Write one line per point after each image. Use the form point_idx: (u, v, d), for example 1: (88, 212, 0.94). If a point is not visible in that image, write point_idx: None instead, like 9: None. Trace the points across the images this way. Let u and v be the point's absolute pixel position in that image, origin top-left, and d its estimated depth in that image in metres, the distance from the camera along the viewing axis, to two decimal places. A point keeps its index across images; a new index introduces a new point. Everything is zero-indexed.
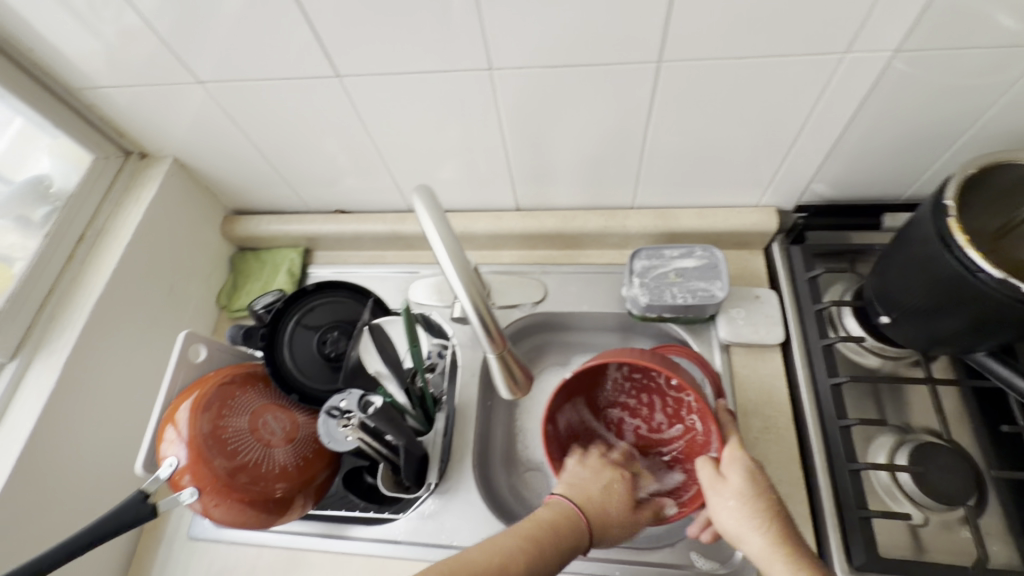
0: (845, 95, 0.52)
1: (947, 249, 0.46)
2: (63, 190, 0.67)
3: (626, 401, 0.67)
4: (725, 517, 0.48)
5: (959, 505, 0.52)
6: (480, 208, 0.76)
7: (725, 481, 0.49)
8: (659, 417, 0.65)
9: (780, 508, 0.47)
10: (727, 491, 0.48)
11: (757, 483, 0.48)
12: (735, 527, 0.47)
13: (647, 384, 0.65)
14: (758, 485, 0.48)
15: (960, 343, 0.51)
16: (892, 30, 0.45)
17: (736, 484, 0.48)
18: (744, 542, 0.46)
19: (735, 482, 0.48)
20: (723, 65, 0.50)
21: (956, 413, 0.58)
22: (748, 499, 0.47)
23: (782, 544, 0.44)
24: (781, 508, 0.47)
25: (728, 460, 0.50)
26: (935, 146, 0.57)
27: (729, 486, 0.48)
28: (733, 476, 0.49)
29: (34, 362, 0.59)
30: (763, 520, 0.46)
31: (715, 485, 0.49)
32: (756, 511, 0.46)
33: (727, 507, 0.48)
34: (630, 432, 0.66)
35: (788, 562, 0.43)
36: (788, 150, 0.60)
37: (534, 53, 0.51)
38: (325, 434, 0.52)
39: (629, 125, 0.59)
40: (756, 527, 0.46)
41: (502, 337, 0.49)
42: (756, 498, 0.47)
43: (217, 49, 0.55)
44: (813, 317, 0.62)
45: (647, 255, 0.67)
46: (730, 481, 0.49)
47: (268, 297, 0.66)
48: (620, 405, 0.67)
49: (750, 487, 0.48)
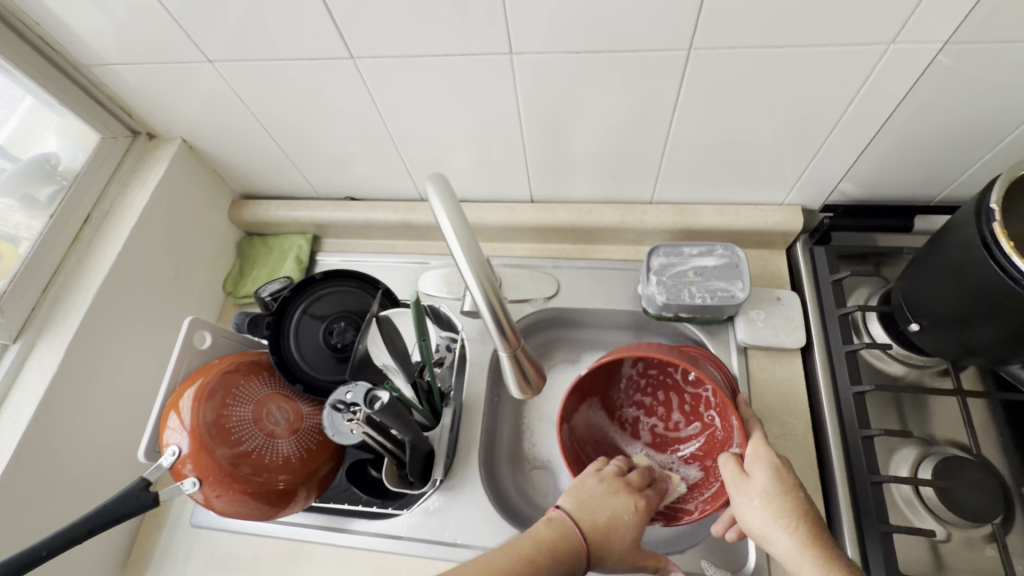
0: (886, 89, 0.49)
1: (991, 256, 0.44)
2: (70, 169, 0.66)
3: (641, 399, 0.66)
4: (750, 516, 0.46)
5: (985, 523, 0.50)
6: (493, 199, 0.74)
7: (749, 480, 0.47)
8: (675, 415, 0.64)
9: (810, 506, 0.45)
10: (752, 490, 0.46)
11: (784, 480, 0.46)
12: (761, 526, 0.45)
13: (663, 380, 0.64)
14: (785, 481, 0.45)
15: (997, 355, 0.48)
16: (942, 19, 0.42)
17: (760, 483, 0.46)
18: (770, 542, 0.45)
19: (760, 480, 0.46)
20: (757, 54, 0.48)
21: (986, 426, 0.55)
22: (773, 498, 0.45)
23: (813, 545, 0.42)
24: (809, 506, 0.45)
25: (752, 458, 0.47)
26: (976, 147, 0.54)
27: (754, 484, 0.46)
28: (758, 475, 0.46)
29: (37, 345, 0.58)
30: (792, 520, 0.44)
31: (738, 484, 0.47)
32: (783, 511, 0.44)
33: (752, 507, 0.46)
34: (646, 432, 0.65)
35: (817, 563, 0.42)
36: (819, 146, 0.57)
37: (558, 37, 0.49)
38: (330, 426, 0.51)
39: (653, 116, 0.56)
40: (784, 527, 0.44)
41: (515, 334, 0.47)
42: (782, 497, 0.45)
43: (228, 26, 0.53)
44: (836, 322, 0.60)
45: (665, 253, 0.65)
46: (755, 479, 0.46)
47: (275, 285, 0.65)
48: (636, 405, 0.66)
49: (776, 484, 0.45)
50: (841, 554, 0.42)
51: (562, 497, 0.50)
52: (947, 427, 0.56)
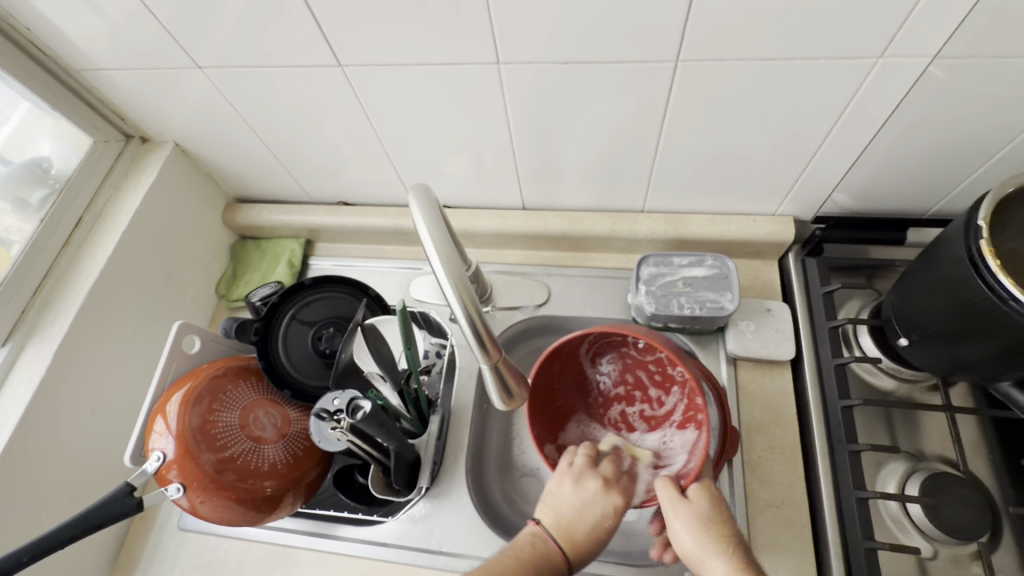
0: (878, 101, 0.48)
1: (978, 275, 0.43)
2: (63, 172, 0.66)
3: (620, 387, 0.66)
4: (682, 539, 0.46)
5: (973, 541, 0.50)
6: (485, 206, 0.74)
7: (687, 503, 0.47)
8: (653, 390, 0.64)
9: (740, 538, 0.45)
10: (688, 512, 0.46)
11: (720, 509, 0.47)
12: (696, 548, 0.45)
13: (621, 357, 0.65)
14: (722, 514, 0.46)
15: (985, 371, 0.48)
16: (932, 34, 0.42)
17: (699, 508, 0.47)
18: (703, 565, 0.44)
19: (700, 506, 0.47)
20: (745, 66, 0.47)
21: (975, 443, 0.55)
22: (710, 523, 0.45)
23: (745, 572, 0.42)
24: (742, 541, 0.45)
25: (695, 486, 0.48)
26: (968, 160, 0.53)
27: (692, 508, 0.47)
28: (698, 500, 0.47)
29: (26, 347, 0.59)
30: (727, 545, 0.44)
31: (674, 504, 0.48)
32: (718, 537, 0.44)
33: (686, 527, 0.46)
34: (638, 421, 0.64)
35: None
36: (811, 157, 0.56)
37: (545, 47, 0.49)
38: (315, 433, 0.50)
39: (643, 126, 0.56)
40: (717, 552, 0.44)
41: (496, 347, 0.47)
42: (719, 525, 0.45)
43: (217, 34, 0.53)
44: (826, 334, 0.60)
45: (655, 262, 0.65)
46: (695, 503, 0.47)
47: (266, 289, 0.65)
48: (620, 399, 0.66)
49: (715, 511, 0.46)
50: None
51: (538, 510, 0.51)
52: (936, 442, 0.55)
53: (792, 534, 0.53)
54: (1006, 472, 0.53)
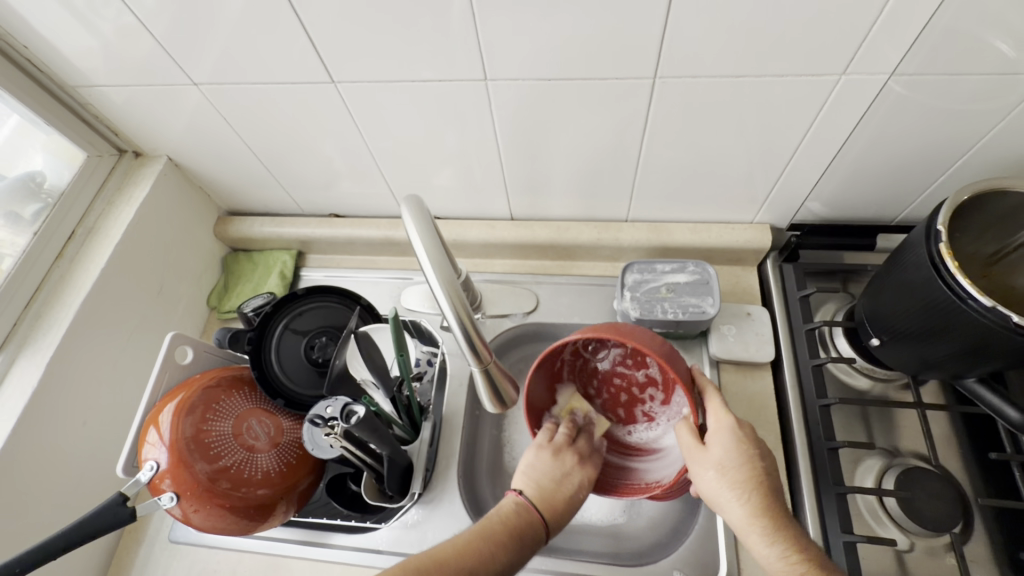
0: (844, 114, 0.51)
1: (939, 277, 0.46)
2: (56, 187, 0.67)
3: (620, 383, 0.65)
4: (705, 485, 0.49)
5: (945, 532, 0.52)
6: (474, 216, 0.76)
7: (705, 451, 0.49)
8: (641, 378, 0.64)
9: (765, 479, 0.47)
10: (708, 461, 0.49)
11: (740, 452, 0.48)
12: (716, 494, 0.48)
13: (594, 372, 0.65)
14: (742, 454, 0.48)
15: (952, 368, 0.50)
16: (890, 51, 0.45)
17: (716, 455, 0.48)
18: (724, 510, 0.47)
19: (717, 453, 0.48)
20: (719, 83, 0.50)
21: (946, 438, 0.57)
22: (728, 470, 0.47)
23: (762, 516, 0.45)
24: (764, 478, 0.47)
25: (714, 430, 0.50)
26: (931, 169, 0.57)
27: (709, 456, 0.49)
28: (715, 447, 0.49)
29: (18, 360, 0.59)
30: (745, 491, 0.46)
31: (695, 455, 0.50)
32: (738, 482, 0.47)
33: (708, 477, 0.48)
34: (653, 408, 0.63)
35: (764, 532, 0.45)
36: (785, 168, 0.59)
37: (530, 65, 0.51)
38: (308, 442, 0.51)
39: (625, 138, 0.58)
40: (738, 497, 0.46)
41: (486, 350, 0.48)
42: (737, 469, 0.47)
43: (213, 51, 0.55)
44: (804, 336, 0.62)
45: (639, 269, 0.67)
46: (711, 450, 0.49)
47: (258, 300, 0.65)
48: (626, 396, 0.65)
49: (733, 458, 0.48)
50: (795, 533, 0.45)
51: (521, 481, 0.56)
52: (910, 438, 0.58)
53: None
54: (976, 467, 0.56)
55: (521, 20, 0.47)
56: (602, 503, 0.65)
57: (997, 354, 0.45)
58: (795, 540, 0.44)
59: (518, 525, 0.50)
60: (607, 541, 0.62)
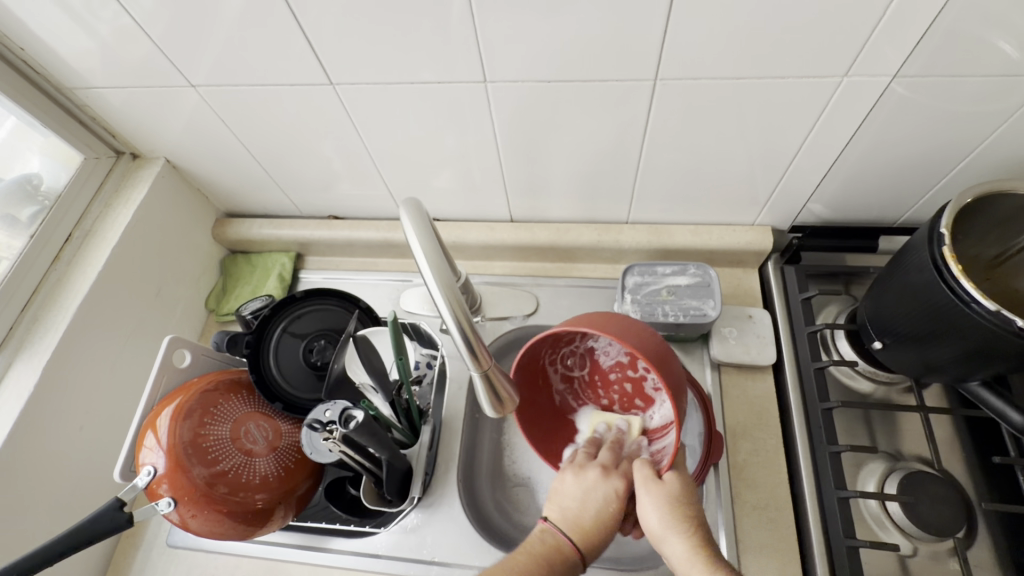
0: (846, 116, 0.51)
1: (942, 280, 0.46)
2: (53, 189, 0.67)
3: (620, 378, 0.65)
4: (650, 515, 0.47)
5: (948, 537, 0.51)
6: (474, 218, 0.75)
7: (659, 483, 0.49)
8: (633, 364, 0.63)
9: (705, 519, 0.46)
10: (658, 492, 0.48)
11: (689, 495, 0.48)
12: (660, 527, 0.46)
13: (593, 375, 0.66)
14: (693, 496, 0.48)
15: (955, 372, 0.50)
16: (893, 53, 0.45)
17: (671, 487, 0.48)
18: (665, 543, 0.45)
19: (670, 485, 0.48)
20: (720, 85, 0.50)
21: (949, 443, 0.57)
22: (678, 504, 0.47)
23: (703, 551, 0.44)
24: (706, 519, 0.47)
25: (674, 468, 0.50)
26: (933, 171, 0.56)
27: (664, 488, 0.48)
28: (671, 482, 0.48)
29: (15, 364, 0.59)
30: (689, 526, 0.45)
31: (648, 484, 0.49)
32: (683, 517, 0.46)
33: (655, 506, 0.47)
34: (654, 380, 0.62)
35: (707, 565, 0.42)
36: (786, 169, 0.59)
37: (530, 66, 0.51)
38: (307, 446, 0.51)
39: (626, 140, 0.58)
40: (682, 530, 0.45)
41: (485, 354, 0.47)
42: (688, 506, 0.47)
43: (210, 52, 0.54)
44: (806, 339, 0.62)
45: (640, 271, 0.67)
46: (667, 483, 0.48)
47: (257, 303, 0.65)
48: (630, 384, 0.64)
49: (683, 494, 0.48)
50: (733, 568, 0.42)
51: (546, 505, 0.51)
52: (913, 442, 0.57)
53: (776, 534, 0.55)
54: (979, 471, 0.55)
55: (521, 21, 0.46)
56: None
57: (1002, 357, 0.45)
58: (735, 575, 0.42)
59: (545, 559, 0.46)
60: (609, 544, 0.62)
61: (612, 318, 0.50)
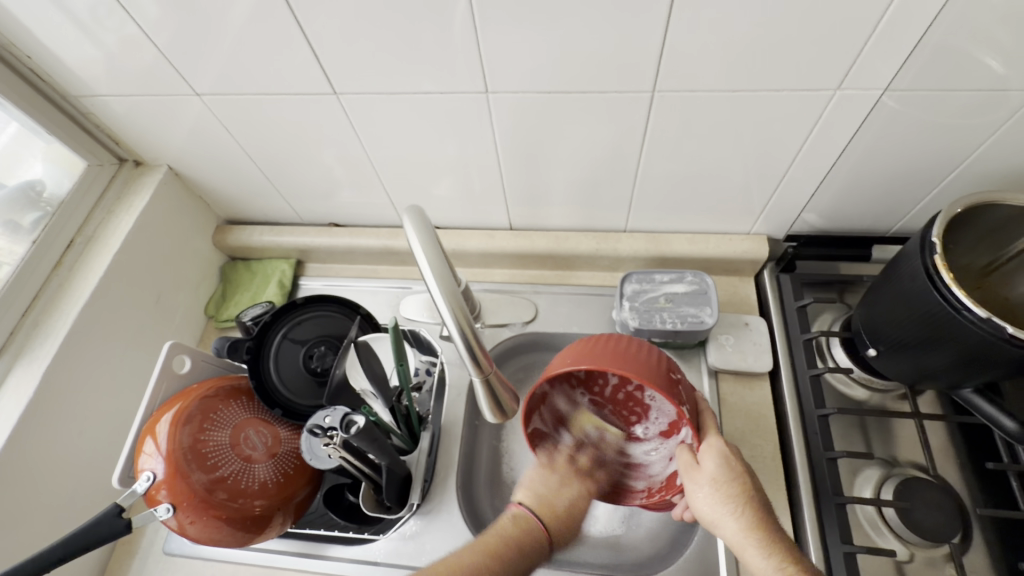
0: (839, 128, 0.52)
1: (934, 286, 0.47)
2: (56, 196, 0.67)
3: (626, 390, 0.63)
4: (701, 503, 0.48)
5: (944, 543, 0.52)
6: (474, 226, 0.76)
7: (700, 469, 0.49)
8: (619, 394, 0.64)
9: (755, 491, 0.47)
10: (702, 478, 0.48)
11: (733, 468, 0.47)
12: (710, 512, 0.47)
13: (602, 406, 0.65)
14: (734, 470, 0.47)
15: (946, 378, 0.51)
16: (883, 66, 0.46)
17: (709, 471, 0.48)
18: (719, 527, 0.47)
19: (709, 468, 0.48)
20: (716, 97, 0.51)
21: (943, 449, 0.58)
22: (722, 485, 0.47)
23: (757, 529, 0.45)
24: (755, 491, 0.47)
25: (704, 448, 0.49)
26: (924, 183, 0.57)
27: (704, 473, 0.48)
28: (707, 463, 0.48)
29: (14, 369, 0.58)
30: (739, 505, 0.46)
31: (690, 473, 0.49)
32: (730, 498, 0.46)
33: (703, 494, 0.48)
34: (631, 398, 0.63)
35: (761, 544, 0.44)
36: (781, 179, 0.60)
37: (531, 77, 0.52)
38: (307, 451, 0.51)
39: (623, 150, 0.59)
40: (731, 512, 0.46)
41: (487, 360, 0.48)
42: (729, 485, 0.47)
43: (216, 62, 0.55)
44: (801, 346, 0.63)
45: (638, 279, 0.68)
46: (705, 467, 0.48)
47: (257, 310, 0.65)
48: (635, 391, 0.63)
49: (725, 472, 0.47)
50: (789, 551, 0.44)
51: (521, 493, 0.60)
52: (908, 448, 0.58)
53: None
54: (972, 475, 0.56)
55: (522, 34, 0.48)
56: (600, 513, 0.64)
57: (993, 364, 0.45)
58: (785, 550, 0.44)
59: (519, 538, 0.54)
60: (606, 551, 0.62)
61: (586, 347, 0.51)
